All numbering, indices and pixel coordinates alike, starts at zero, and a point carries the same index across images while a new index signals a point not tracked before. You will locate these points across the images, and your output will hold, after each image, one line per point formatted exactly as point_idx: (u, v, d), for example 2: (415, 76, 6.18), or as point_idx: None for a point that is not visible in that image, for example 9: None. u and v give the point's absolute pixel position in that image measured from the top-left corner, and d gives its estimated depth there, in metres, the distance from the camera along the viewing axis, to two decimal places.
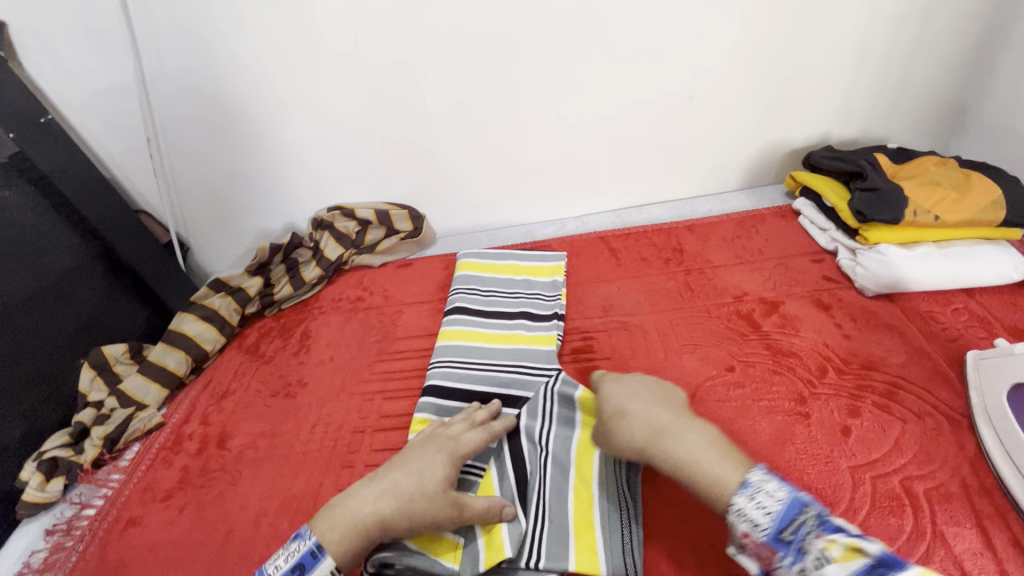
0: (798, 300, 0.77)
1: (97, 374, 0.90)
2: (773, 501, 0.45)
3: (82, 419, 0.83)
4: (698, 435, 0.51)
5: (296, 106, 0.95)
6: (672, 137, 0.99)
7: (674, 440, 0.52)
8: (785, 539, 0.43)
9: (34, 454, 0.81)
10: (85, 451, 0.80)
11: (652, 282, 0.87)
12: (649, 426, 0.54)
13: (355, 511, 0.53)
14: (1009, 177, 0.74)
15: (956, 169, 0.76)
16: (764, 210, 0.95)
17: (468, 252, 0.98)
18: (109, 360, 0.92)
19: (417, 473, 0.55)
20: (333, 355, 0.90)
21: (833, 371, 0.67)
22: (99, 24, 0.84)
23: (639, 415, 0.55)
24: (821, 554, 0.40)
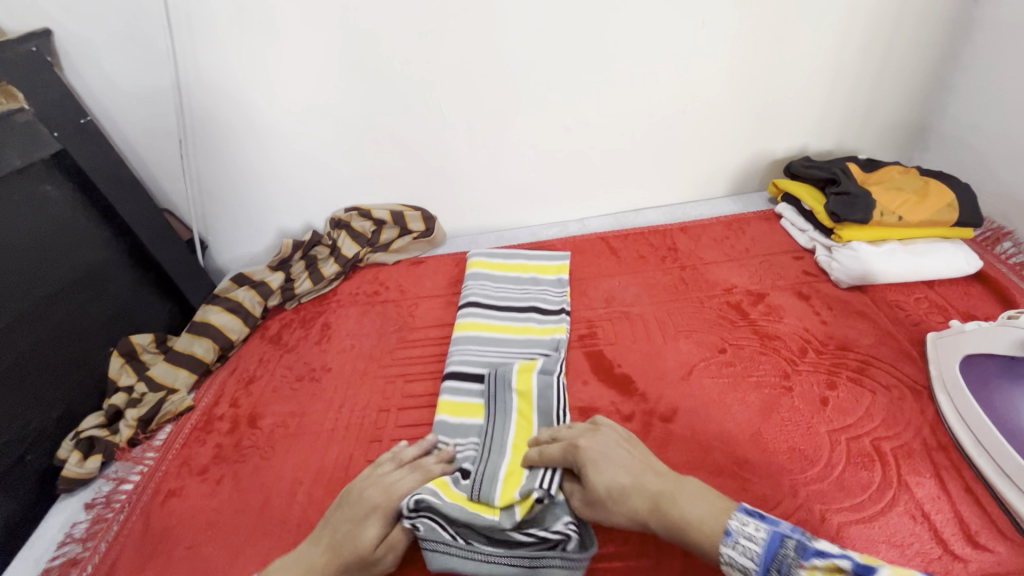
0: (781, 291, 0.86)
1: (126, 362, 0.95)
2: (754, 540, 0.48)
3: (116, 402, 0.88)
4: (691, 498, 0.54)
5: (318, 112, 1.02)
6: (666, 147, 1.08)
7: (672, 499, 0.54)
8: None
9: (70, 434, 0.85)
10: (119, 431, 0.84)
11: (650, 277, 0.95)
12: (640, 508, 0.55)
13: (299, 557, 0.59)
14: (962, 183, 0.84)
15: (916, 177, 0.87)
16: (749, 214, 1.05)
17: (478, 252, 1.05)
18: (137, 349, 0.97)
19: (353, 535, 0.58)
20: (354, 344, 0.96)
21: (812, 352, 0.76)
22: (142, 34, 0.90)
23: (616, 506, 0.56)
24: None
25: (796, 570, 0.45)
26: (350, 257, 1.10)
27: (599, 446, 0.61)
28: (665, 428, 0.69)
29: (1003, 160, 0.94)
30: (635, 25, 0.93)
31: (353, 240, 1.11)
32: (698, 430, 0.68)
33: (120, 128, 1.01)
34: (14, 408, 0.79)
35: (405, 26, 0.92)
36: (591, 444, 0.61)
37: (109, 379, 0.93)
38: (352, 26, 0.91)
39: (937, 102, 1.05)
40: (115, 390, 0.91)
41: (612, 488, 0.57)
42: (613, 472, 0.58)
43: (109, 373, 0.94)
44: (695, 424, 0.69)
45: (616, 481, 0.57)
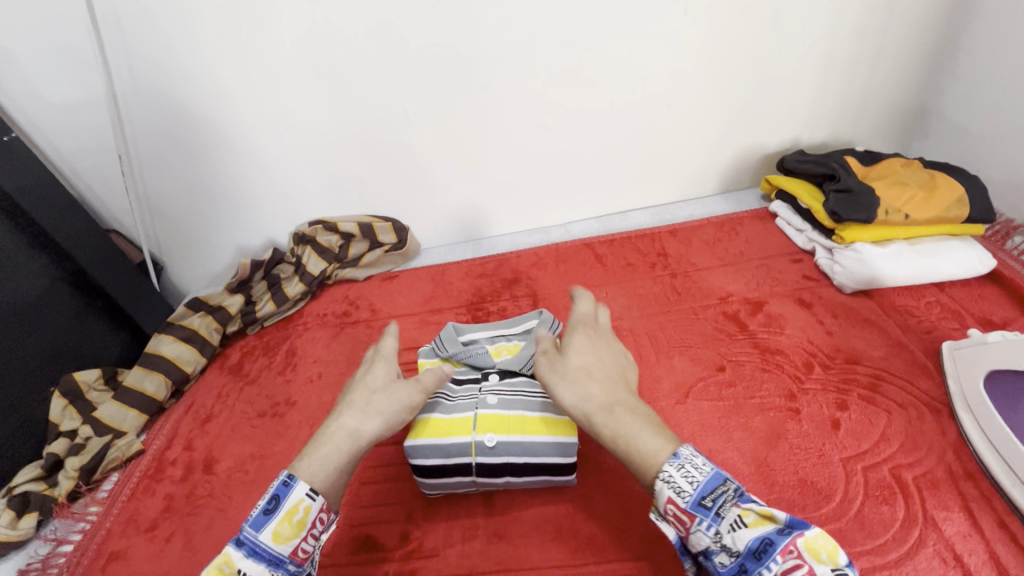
0: (781, 299, 0.80)
1: (69, 403, 0.86)
2: (699, 470, 0.44)
3: (55, 451, 0.79)
4: (641, 421, 0.49)
5: (273, 119, 0.93)
6: (651, 145, 1.01)
7: (628, 407, 0.50)
8: (706, 505, 0.43)
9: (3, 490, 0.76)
10: (58, 484, 0.76)
11: (640, 286, 0.88)
12: (591, 401, 0.51)
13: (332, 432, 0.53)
14: (970, 175, 0.78)
15: (922, 170, 0.80)
16: (742, 213, 0.98)
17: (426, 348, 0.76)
18: (82, 387, 0.88)
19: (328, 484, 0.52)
20: (321, 372, 0.88)
21: (819, 367, 0.69)
22: (68, 39, 0.81)
23: (574, 388, 0.52)
24: (737, 520, 0.41)
25: (732, 505, 0.42)
26: (317, 275, 1.01)
27: (589, 338, 0.57)
28: None
29: (1009, 148, 0.88)
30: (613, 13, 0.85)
31: (320, 256, 1.02)
32: None
33: (52, 143, 0.91)
34: None
35: (364, 22, 0.84)
36: (595, 332, 0.58)
37: (50, 424, 0.84)
38: (305, 25, 0.83)
39: (935, 88, 0.99)
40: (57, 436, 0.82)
41: (576, 376, 0.53)
42: (579, 392, 0.52)
43: (50, 417, 0.85)
44: None
45: (593, 370, 0.53)
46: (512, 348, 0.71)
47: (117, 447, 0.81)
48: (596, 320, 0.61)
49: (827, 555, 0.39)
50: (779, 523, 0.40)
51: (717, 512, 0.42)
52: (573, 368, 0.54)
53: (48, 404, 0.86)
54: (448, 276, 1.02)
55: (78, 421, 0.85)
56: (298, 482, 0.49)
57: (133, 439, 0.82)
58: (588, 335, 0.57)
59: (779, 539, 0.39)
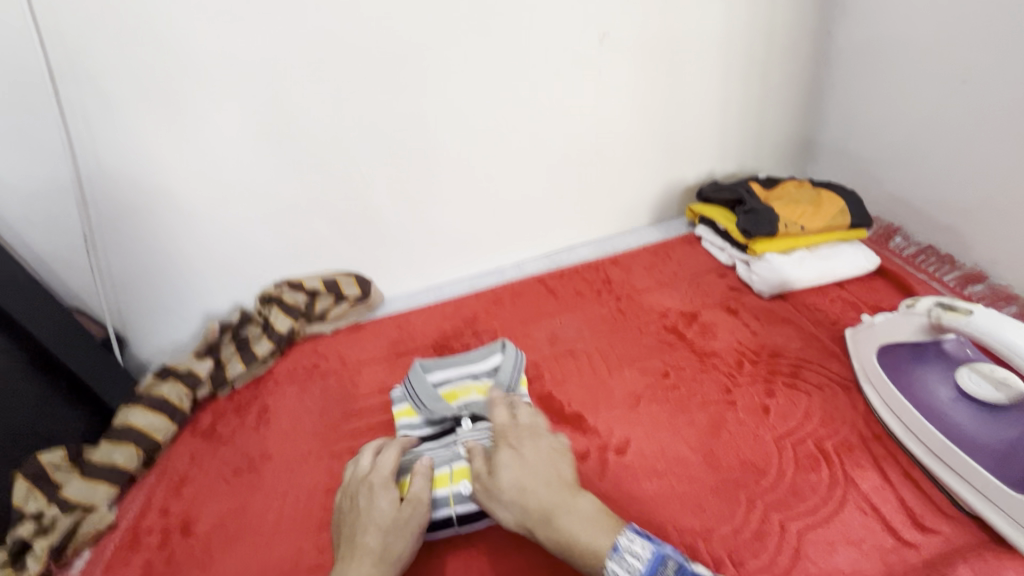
0: (712, 309, 0.90)
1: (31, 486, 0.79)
2: (637, 556, 0.52)
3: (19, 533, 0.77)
4: (577, 518, 0.57)
5: (236, 189, 1.00)
6: (587, 186, 1.13)
7: (566, 514, 0.57)
8: None
9: None
10: (26, 568, 0.74)
11: (589, 311, 0.97)
12: (529, 510, 0.58)
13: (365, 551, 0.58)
14: (849, 190, 0.93)
15: (810, 189, 0.95)
16: (673, 239, 1.10)
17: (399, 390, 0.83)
18: None
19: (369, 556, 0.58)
20: (296, 424, 0.91)
21: (749, 363, 0.78)
22: (35, 131, 0.87)
23: (509, 499, 0.60)
24: None
25: None
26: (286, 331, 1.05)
27: (517, 450, 0.64)
28: (620, 461, 0.69)
29: (882, 164, 1.05)
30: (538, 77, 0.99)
31: (286, 313, 1.06)
32: (653, 457, 0.68)
33: (15, 229, 0.94)
34: None
35: (318, 98, 0.93)
36: (516, 443, 0.65)
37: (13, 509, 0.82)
38: (264, 104, 0.92)
39: (816, 121, 1.17)
40: None
41: (511, 494, 0.60)
42: (517, 499, 0.59)
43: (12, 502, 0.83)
44: (649, 452, 0.69)
45: (524, 481, 0.60)
46: (478, 389, 0.80)
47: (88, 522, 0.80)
48: (522, 423, 0.68)
49: None
50: None
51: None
52: (512, 481, 0.61)
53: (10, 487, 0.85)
54: (412, 321, 1.08)
55: None
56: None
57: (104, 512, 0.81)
58: (519, 451, 0.64)
59: None
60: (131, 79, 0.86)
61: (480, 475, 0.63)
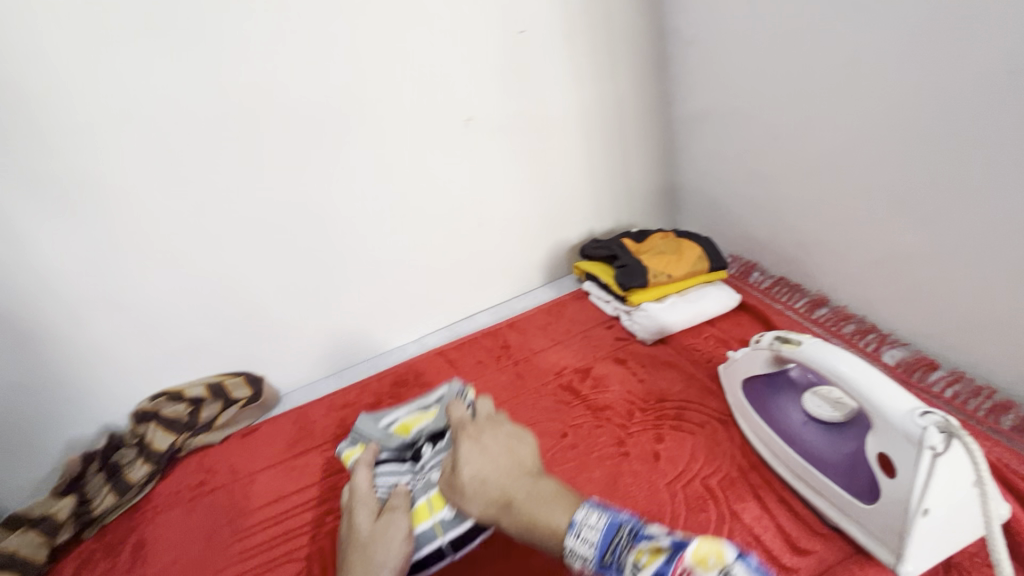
0: (603, 361, 0.94)
1: None
2: (594, 529, 0.48)
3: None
4: (544, 496, 0.55)
5: (92, 305, 0.92)
6: (478, 256, 1.16)
7: (524, 497, 0.56)
8: (608, 563, 0.46)
9: None
10: None
11: (490, 380, 0.97)
12: (491, 500, 0.58)
13: (353, 565, 0.60)
14: (705, 237, 1.03)
15: (673, 239, 1.04)
16: (565, 297, 1.15)
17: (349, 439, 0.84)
18: None
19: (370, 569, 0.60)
20: (177, 557, 0.81)
21: (639, 411, 0.82)
22: None
23: (472, 498, 0.60)
24: (633, 567, 0.44)
25: (627, 552, 0.45)
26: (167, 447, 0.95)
27: (477, 441, 0.65)
28: None
29: None
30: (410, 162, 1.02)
31: (169, 430, 0.97)
32: None
33: None
34: None
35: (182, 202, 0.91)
36: (478, 433, 0.66)
37: None
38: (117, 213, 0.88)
39: None
40: None
41: (472, 487, 0.60)
42: (477, 491, 0.60)
43: None
44: None
45: (486, 473, 0.61)
46: (427, 415, 0.83)
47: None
48: (488, 415, 0.71)
49: (713, 558, 0.41)
50: (664, 553, 0.43)
51: (615, 560, 0.46)
52: (473, 473, 0.62)
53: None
54: (310, 415, 1.03)
55: None
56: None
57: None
58: (476, 438, 0.66)
59: (668, 567, 0.42)
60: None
61: (447, 469, 0.66)
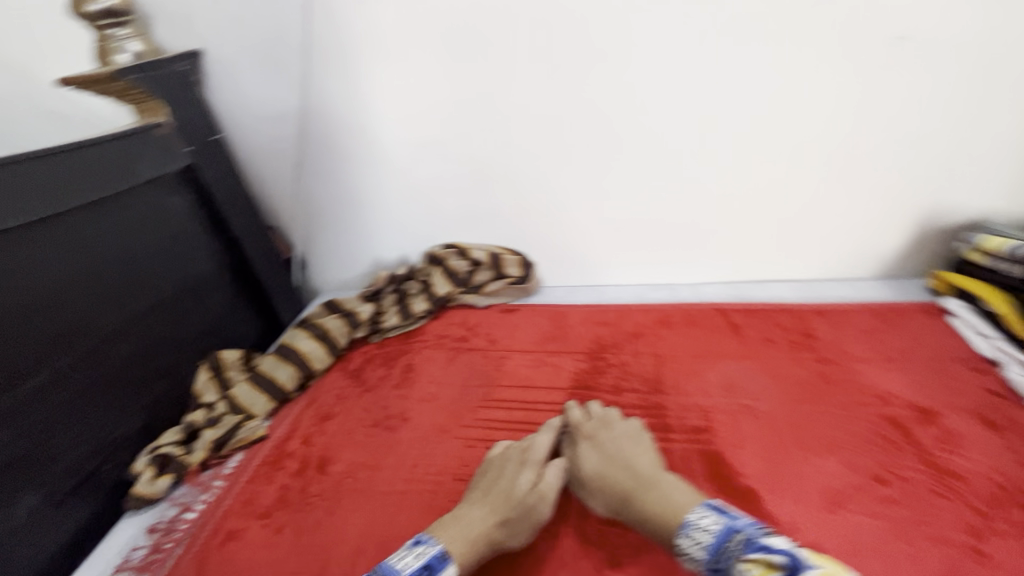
0: (960, 414, 0.70)
1: (212, 377, 0.94)
2: (708, 529, 0.53)
3: (194, 422, 0.87)
4: (675, 492, 0.60)
5: (436, 146, 0.99)
6: (810, 208, 0.94)
7: (657, 491, 0.60)
8: (717, 568, 0.51)
9: (151, 445, 0.85)
10: (193, 451, 0.82)
11: (782, 367, 0.81)
12: (612, 499, 0.63)
13: (475, 522, 0.61)
14: None
15: None
16: (906, 304, 0.89)
17: None
18: (224, 364, 0.96)
19: (482, 518, 0.61)
20: (435, 394, 0.88)
21: (1013, 507, 0.59)
22: (282, 56, 0.94)
23: (591, 459, 0.68)
24: (740, 574, 0.48)
25: (738, 566, 0.49)
26: (439, 292, 1.04)
27: None
28: None
29: None
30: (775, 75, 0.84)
31: (443, 281, 1.05)
32: None
33: (243, 145, 1.05)
34: (100, 415, 0.78)
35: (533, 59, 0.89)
36: (593, 433, 0.72)
37: (193, 394, 0.92)
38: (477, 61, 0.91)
39: None
40: (197, 405, 0.90)
41: (594, 482, 0.65)
42: (622, 459, 0.66)
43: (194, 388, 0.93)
44: None
45: (606, 472, 0.66)
46: None
47: (241, 434, 0.85)
48: (604, 420, 0.74)
49: None
50: (779, 569, 0.46)
51: (726, 565, 0.50)
52: (606, 443, 0.70)
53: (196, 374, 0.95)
54: (569, 318, 1.00)
55: (216, 395, 0.92)
56: (448, 565, 0.56)
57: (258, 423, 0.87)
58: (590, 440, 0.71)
59: None
60: (375, 22, 0.89)
61: (581, 434, 0.73)
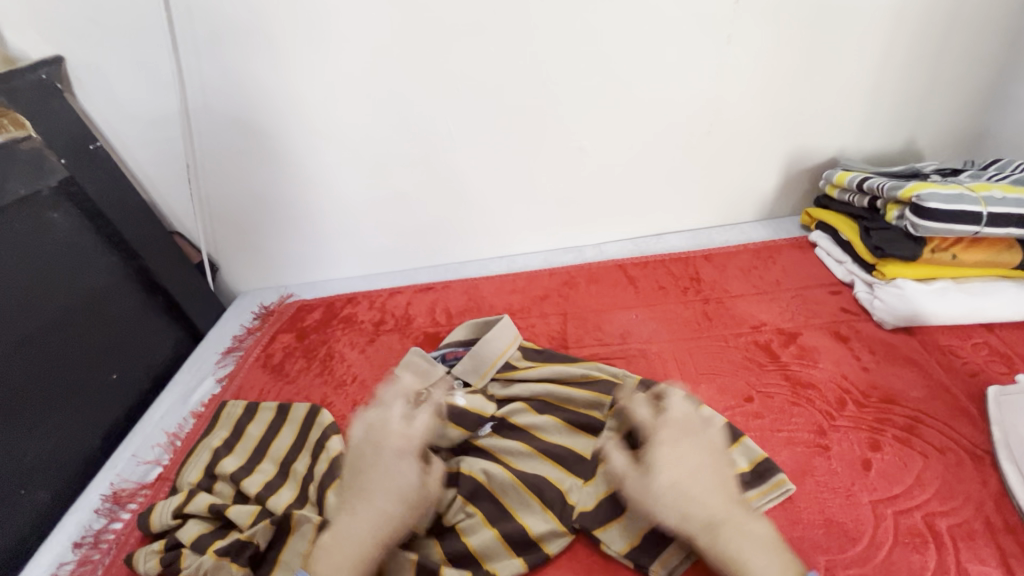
0: (816, 331, 0.79)
1: (295, 429, 0.81)
2: None
3: (194, 482, 0.75)
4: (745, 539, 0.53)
5: (333, 136, 0.99)
6: (689, 164, 1.01)
7: (735, 535, 0.53)
8: None
9: (175, 487, 0.77)
10: (163, 517, 0.70)
11: (671, 310, 0.89)
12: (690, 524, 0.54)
13: (356, 543, 0.58)
14: None
15: (1002, 249, 0.74)
16: (780, 241, 0.97)
17: (986, 210, 0.71)
18: (287, 420, 0.83)
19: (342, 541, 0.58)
20: (356, 376, 0.92)
21: (852, 405, 0.67)
22: (149, 57, 0.91)
23: (679, 468, 0.58)
24: None
25: None
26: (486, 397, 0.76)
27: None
28: None
29: None
30: (638, 39, 0.88)
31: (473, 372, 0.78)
32: None
33: (130, 152, 1.01)
34: (7, 443, 0.76)
35: (400, 40, 0.88)
36: (673, 438, 0.61)
37: (275, 443, 0.79)
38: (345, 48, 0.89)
39: (994, 111, 0.95)
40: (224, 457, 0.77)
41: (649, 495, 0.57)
42: (692, 476, 0.57)
43: (275, 434, 0.81)
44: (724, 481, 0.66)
45: (690, 488, 0.56)
46: (1017, 190, 0.72)
47: (228, 513, 0.67)
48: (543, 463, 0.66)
49: None
50: None
51: None
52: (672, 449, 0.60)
53: (268, 431, 0.81)
54: (480, 291, 1.04)
55: (282, 451, 0.78)
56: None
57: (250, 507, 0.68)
58: (468, 469, 0.66)
59: None
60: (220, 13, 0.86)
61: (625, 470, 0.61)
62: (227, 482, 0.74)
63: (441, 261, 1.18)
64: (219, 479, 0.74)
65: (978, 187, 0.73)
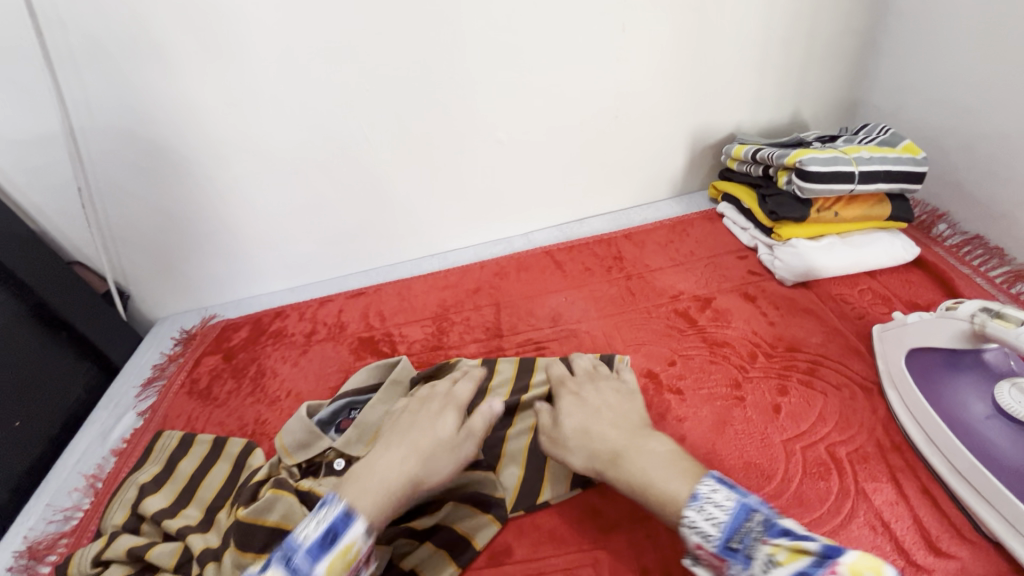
0: (728, 294, 0.85)
1: (230, 466, 0.77)
2: (721, 510, 0.47)
3: (119, 524, 0.70)
4: (652, 456, 0.56)
5: (242, 146, 0.95)
6: (604, 149, 1.05)
7: (635, 454, 0.57)
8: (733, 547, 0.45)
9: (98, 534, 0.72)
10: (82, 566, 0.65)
11: (597, 289, 0.92)
12: (599, 455, 0.59)
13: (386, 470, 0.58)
14: (898, 194, 0.84)
15: (873, 203, 0.83)
16: (692, 215, 1.04)
17: (856, 170, 0.78)
18: (221, 457, 0.79)
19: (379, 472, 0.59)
20: (290, 391, 0.90)
21: (762, 356, 0.73)
22: (20, 74, 0.83)
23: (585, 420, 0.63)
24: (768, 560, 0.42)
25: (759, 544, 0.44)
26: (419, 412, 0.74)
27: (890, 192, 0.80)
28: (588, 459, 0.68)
29: (934, 127, 0.95)
30: (542, 32, 0.90)
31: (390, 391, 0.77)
32: None
33: (10, 179, 0.92)
34: None
35: (302, 43, 0.86)
36: (580, 393, 0.67)
37: (208, 480, 0.76)
38: (244, 54, 0.86)
39: (863, 82, 1.06)
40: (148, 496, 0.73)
41: (572, 438, 0.62)
42: (608, 420, 0.62)
43: (207, 472, 0.77)
44: None
45: (592, 428, 0.62)
46: (881, 149, 0.81)
47: (148, 556, 0.63)
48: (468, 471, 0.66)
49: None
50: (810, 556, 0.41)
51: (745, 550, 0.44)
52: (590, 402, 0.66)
53: (201, 467, 0.78)
54: (413, 290, 1.03)
55: (216, 488, 0.74)
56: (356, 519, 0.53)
57: (172, 547, 0.65)
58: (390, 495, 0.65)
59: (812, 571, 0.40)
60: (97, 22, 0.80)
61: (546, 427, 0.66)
62: (153, 523, 0.70)
63: (371, 265, 1.16)
64: (143, 521, 0.70)
65: (849, 150, 0.81)
